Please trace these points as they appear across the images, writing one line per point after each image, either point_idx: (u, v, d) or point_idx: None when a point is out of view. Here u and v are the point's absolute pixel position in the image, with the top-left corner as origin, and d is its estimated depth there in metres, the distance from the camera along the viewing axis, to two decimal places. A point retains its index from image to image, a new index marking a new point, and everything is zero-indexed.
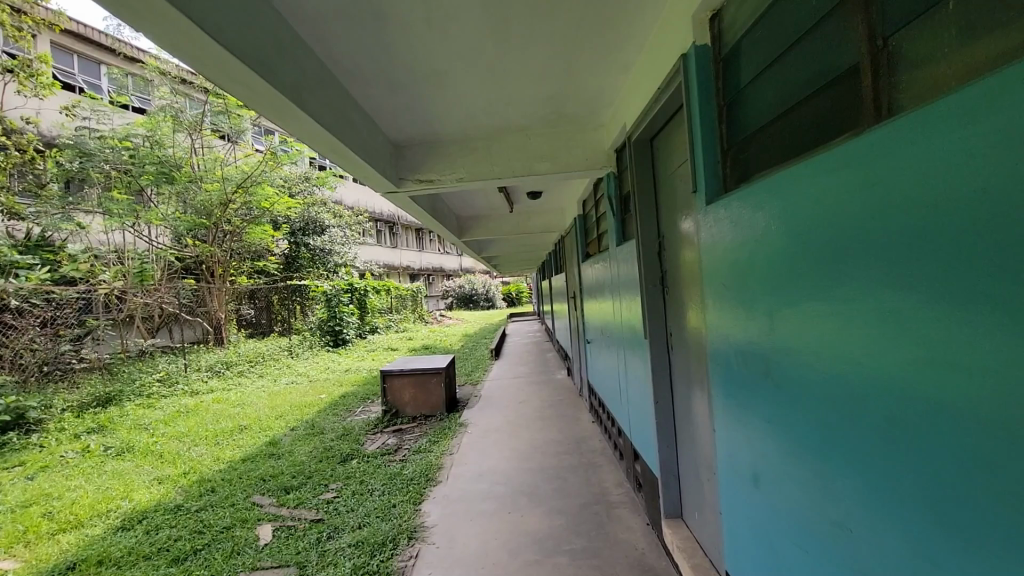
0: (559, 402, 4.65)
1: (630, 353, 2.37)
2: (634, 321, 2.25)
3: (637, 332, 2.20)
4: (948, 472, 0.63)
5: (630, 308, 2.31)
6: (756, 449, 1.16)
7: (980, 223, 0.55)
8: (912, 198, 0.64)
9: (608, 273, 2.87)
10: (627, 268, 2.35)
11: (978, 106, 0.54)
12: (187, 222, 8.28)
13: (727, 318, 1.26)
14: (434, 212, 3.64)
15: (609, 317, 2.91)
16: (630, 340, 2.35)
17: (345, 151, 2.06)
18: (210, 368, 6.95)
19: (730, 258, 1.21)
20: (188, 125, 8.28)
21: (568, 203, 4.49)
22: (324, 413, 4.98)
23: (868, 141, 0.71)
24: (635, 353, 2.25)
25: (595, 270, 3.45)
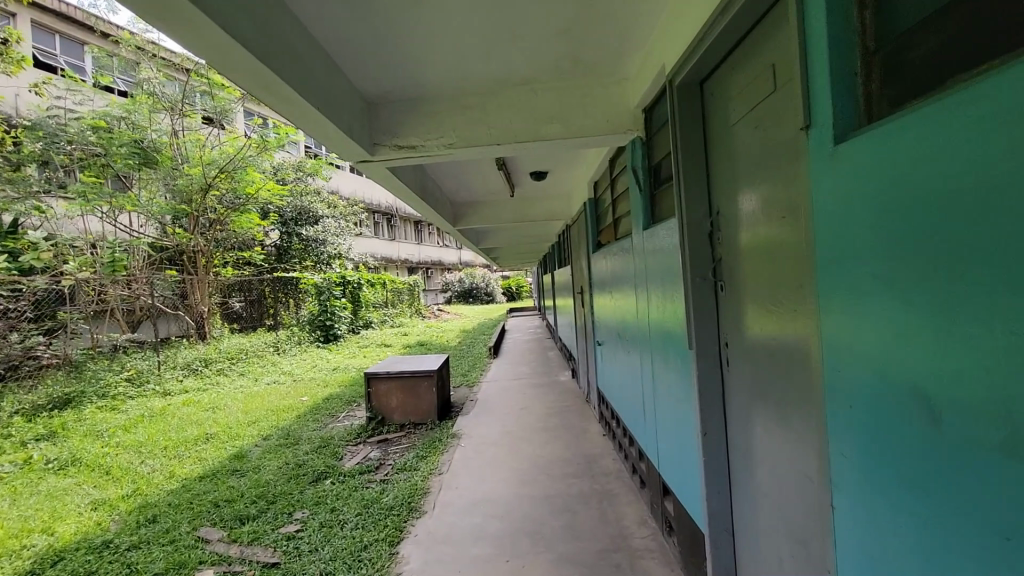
0: (564, 409, 4.17)
1: (661, 365, 1.87)
2: (669, 324, 1.74)
3: (675, 340, 1.67)
4: (956, 475, 0.61)
5: (662, 307, 1.81)
6: (907, 550, 0.71)
7: (986, 217, 0.54)
8: (919, 198, 0.63)
9: (630, 264, 2.37)
10: (660, 256, 1.83)
11: (986, 99, 0.54)
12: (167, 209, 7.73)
13: (856, 332, 0.79)
14: (422, 192, 3.13)
15: (629, 317, 2.42)
16: (661, 347, 1.86)
17: (296, 99, 1.54)
18: (187, 366, 6.45)
19: (873, 230, 0.73)
20: (168, 105, 7.72)
21: (575, 187, 3.99)
22: (303, 418, 4.51)
23: (878, 143, 0.70)
24: (670, 365, 1.75)
25: (609, 261, 2.96)
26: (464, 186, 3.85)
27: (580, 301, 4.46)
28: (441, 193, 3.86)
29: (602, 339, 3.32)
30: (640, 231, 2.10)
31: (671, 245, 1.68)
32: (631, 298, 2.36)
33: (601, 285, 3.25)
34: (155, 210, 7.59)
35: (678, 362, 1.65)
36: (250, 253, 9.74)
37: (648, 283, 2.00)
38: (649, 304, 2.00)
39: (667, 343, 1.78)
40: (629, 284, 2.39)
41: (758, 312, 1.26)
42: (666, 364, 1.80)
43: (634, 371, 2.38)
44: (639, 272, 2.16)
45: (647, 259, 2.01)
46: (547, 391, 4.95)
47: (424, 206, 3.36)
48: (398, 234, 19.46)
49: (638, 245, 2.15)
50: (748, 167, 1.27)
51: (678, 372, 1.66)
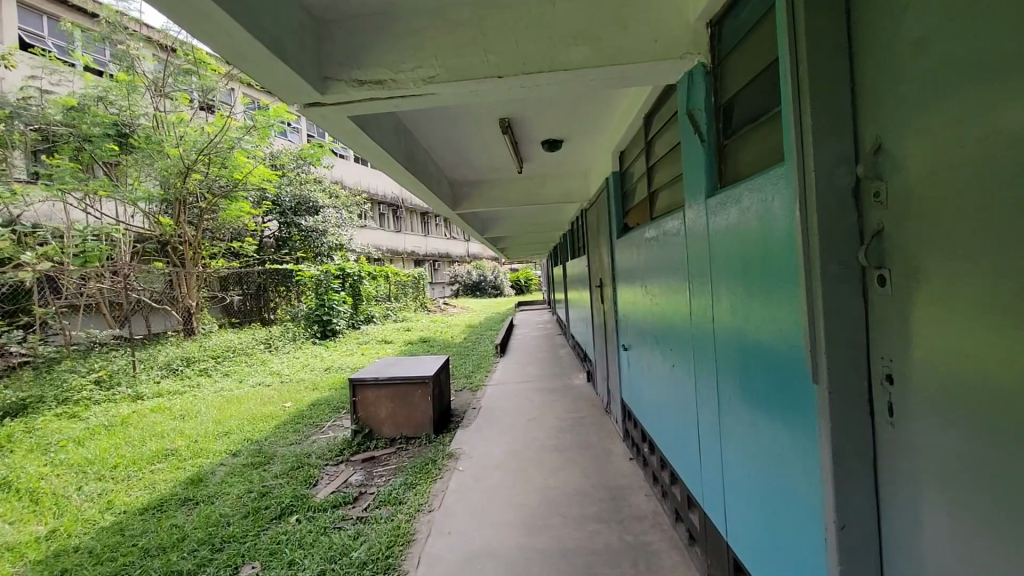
0: (580, 421, 3.60)
1: (742, 394, 1.26)
2: (761, 331, 1.12)
3: (777, 358, 1.06)
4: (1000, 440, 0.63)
5: (749, 310, 1.19)
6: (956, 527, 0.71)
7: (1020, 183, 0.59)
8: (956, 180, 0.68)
9: (676, 246, 1.75)
10: (740, 226, 1.21)
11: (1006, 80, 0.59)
12: (146, 196, 7.14)
13: None
14: (407, 161, 2.56)
15: (676, 317, 1.81)
16: (743, 369, 1.25)
17: None
18: (167, 366, 5.90)
19: None
20: (149, 83, 7.06)
21: (595, 161, 3.38)
22: (282, 429, 3.96)
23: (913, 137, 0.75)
24: (764, 397, 1.14)
25: (641, 244, 2.35)
26: (463, 157, 3.25)
27: (598, 295, 3.86)
28: (434, 166, 3.29)
29: (630, 343, 2.73)
30: (698, 200, 1.49)
31: (767, 213, 1.07)
32: (679, 292, 1.74)
33: (629, 276, 2.65)
34: (134, 196, 6.97)
35: (786, 400, 1.04)
36: (242, 244, 9.19)
37: (716, 274, 1.38)
38: (718, 302, 1.38)
39: (758, 365, 1.16)
40: (676, 274, 1.76)
41: (972, 325, 0.67)
42: (751, 392, 1.20)
43: (682, 393, 1.78)
44: (696, 256, 1.53)
45: (712, 238, 1.40)
46: (558, 398, 4.37)
47: (411, 180, 2.80)
48: (405, 226, 18.88)
49: (693, 220, 1.53)
50: (952, 57, 0.67)
51: (786, 412, 1.04)
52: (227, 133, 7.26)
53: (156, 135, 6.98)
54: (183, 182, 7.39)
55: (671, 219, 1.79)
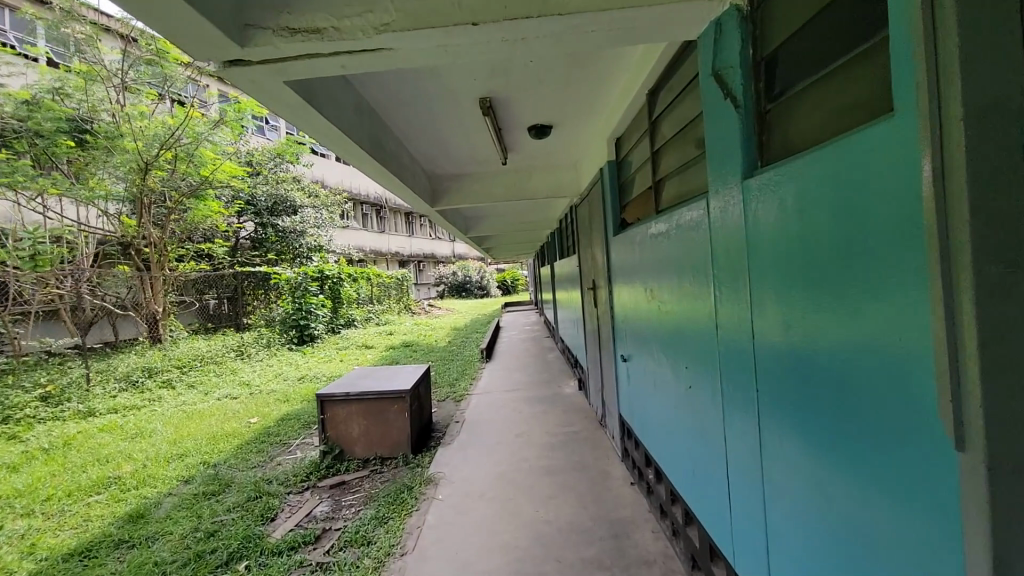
0: (572, 437, 3.28)
1: (809, 435, 0.95)
2: (845, 351, 0.82)
3: (881, 393, 0.74)
4: None
5: (825, 324, 0.87)
6: None
7: None
8: None
9: (696, 241, 1.43)
10: (805, 210, 0.90)
11: None
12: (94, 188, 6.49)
13: None
14: (373, 148, 2.22)
15: (695, 327, 1.49)
16: (812, 403, 0.93)
17: None
18: (126, 378, 5.46)
19: None
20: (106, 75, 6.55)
21: (589, 151, 3.06)
22: (244, 449, 3.59)
23: None
24: (853, 445, 0.82)
25: (645, 240, 2.03)
26: (440, 146, 2.92)
27: (591, 297, 3.55)
28: (408, 157, 2.95)
29: (631, 353, 2.41)
30: (730, 182, 1.17)
31: (853, 189, 0.76)
32: (700, 297, 1.42)
33: (629, 277, 2.34)
34: (92, 195, 6.49)
35: (898, 454, 0.72)
36: (213, 246, 8.71)
37: (762, 276, 1.06)
38: (766, 311, 1.06)
39: (841, 400, 0.84)
40: (696, 275, 1.44)
41: None
42: (825, 432, 0.90)
43: (704, 420, 1.47)
44: (728, 253, 1.21)
45: (755, 229, 1.08)
46: (547, 409, 4.06)
47: (380, 170, 2.47)
48: (388, 226, 18.44)
49: (724, 205, 1.21)
50: None
51: (898, 472, 0.72)
52: (191, 127, 6.76)
53: (116, 131, 6.45)
54: (144, 180, 6.78)
55: (688, 209, 1.47)
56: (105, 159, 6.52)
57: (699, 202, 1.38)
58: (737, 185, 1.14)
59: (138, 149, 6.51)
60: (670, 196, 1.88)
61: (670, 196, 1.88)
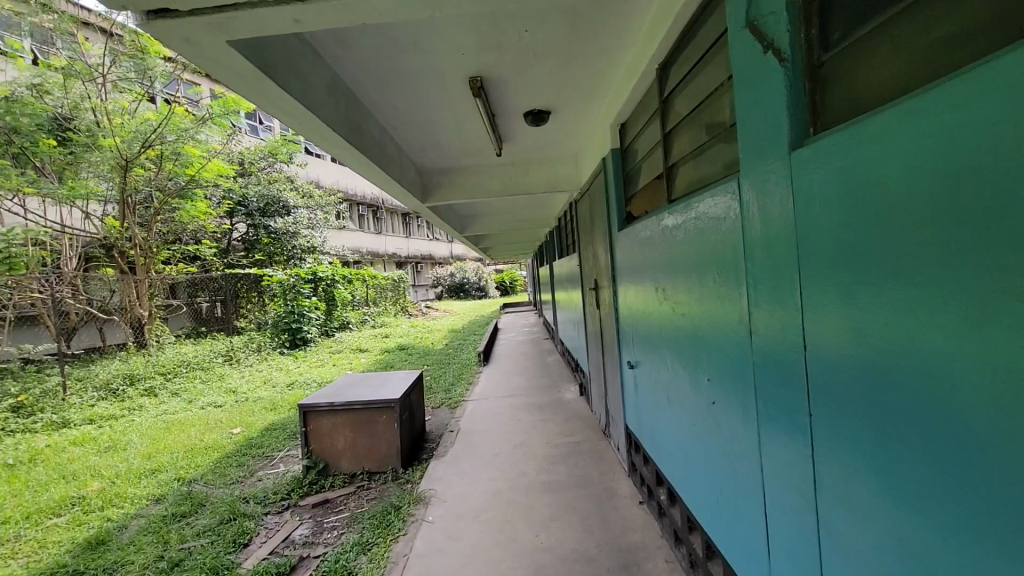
0: (574, 448, 3.07)
1: (886, 475, 0.74)
2: (942, 364, 0.62)
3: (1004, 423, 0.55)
4: None
5: (912, 333, 0.67)
6: None
7: None
8: None
9: (722, 235, 1.22)
10: (876, 182, 0.70)
11: None
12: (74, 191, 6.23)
13: None
14: (349, 130, 2.01)
15: (719, 334, 1.28)
16: (890, 436, 0.73)
17: None
18: (106, 386, 5.21)
19: None
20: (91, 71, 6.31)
21: (590, 141, 2.85)
22: (224, 463, 3.36)
23: None
24: (956, 489, 0.62)
25: (653, 235, 1.82)
26: (428, 134, 2.70)
27: (592, 298, 3.33)
28: (392, 146, 2.73)
29: (639, 359, 2.19)
30: (772, 155, 0.95)
31: (956, 148, 0.57)
32: (727, 299, 1.21)
33: (636, 277, 2.13)
34: (73, 194, 6.24)
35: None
36: (201, 247, 8.46)
37: (818, 273, 0.85)
38: (821, 317, 0.85)
39: (944, 436, 0.63)
40: (722, 273, 1.23)
41: None
42: (907, 468, 0.70)
43: (733, 444, 1.26)
44: (767, 247, 1.00)
45: (805, 214, 0.87)
46: (548, 416, 3.83)
47: (360, 157, 2.25)
48: (385, 227, 18.20)
49: (762, 187, 1.00)
50: None
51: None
52: (174, 123, 6.49)
53: (96, 127, 6.22)
54: (124, 178, 6.55)
55: (712, 193, 1.26)
56: (88, 158, 6.29)
57: (728, 183, 1.16)
58: (780, 161, 0.93)
59: (115, 146, 6.28)
60: (688, 183, 1.66)
61: (688, 182, 1.66)
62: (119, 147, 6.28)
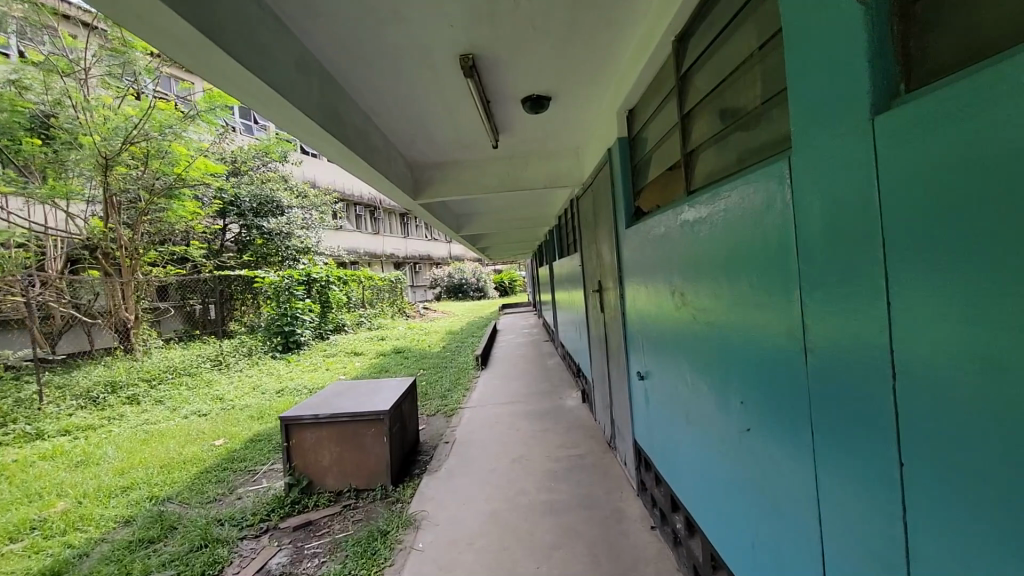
0: (577, 463, 2.85)
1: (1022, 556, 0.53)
2: None
3: None
4: None
5: None
6: None
7: None
8: None
9: (762, 232, 1.01)
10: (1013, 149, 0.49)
11: None
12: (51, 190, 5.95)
13: None
14: (324, 115, 1.79)
15: (757, 350, 1.07)
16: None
17: None
18: (87, 394, 5.00)
19: None
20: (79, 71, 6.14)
21: (594, 131, 2.63)
22: (202, 478, 3.15)
23: None
24: None
25: (669, 233, 1.61)
26: (417, 123, 2.48)
27: (596, 301, 3.12)
28: (379, 137, 2.51)
29: (649, 369, 1.98)
30: (841, 124, 0.74)
31: None
32: (769, 307, 1.00)
33: (647, 279, 1.92)
34: (53, 194, 6.01)
35: None
36: (189, 249, 8.21)
37: (906, 279, 0.64)
38: (910, 337, 0.64)
39: None
40: (762, 277, 1.02)
41: None
42: None
43: (775, 480, 1.05)
44: (831, 244, 0.79)
45: (889, 201, 0.66)
46: (549, 425, 3.62)
47: (341, 148, 2.04)
48: (382, 227, 17.97)
49: (823, 169, 0.78)
50: None
51: None
52: (157, 119, 6.23)
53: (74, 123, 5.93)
54: (105, 176, 6.32)
55: (749, 178, 1.04)
56: (68, 159, 6.06)
57: (772, 165, 0.95)
58: (851, 133, 0.71)
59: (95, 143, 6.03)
60: (711, 171, 1.44)
61: (711, 169, 1.44)
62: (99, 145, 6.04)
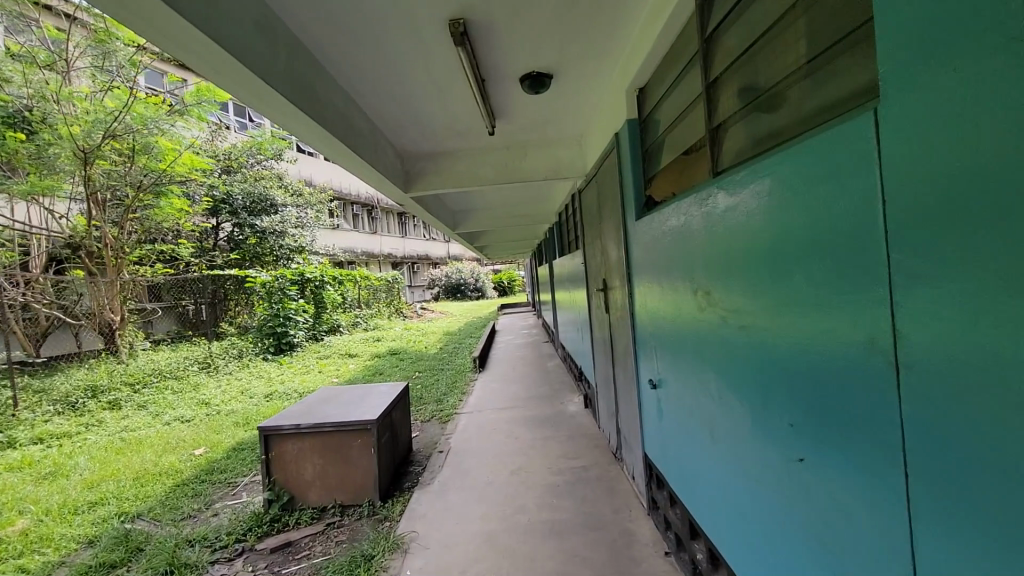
0: (581, 475, 2.64)
1: None
2: None
3: None
4: None
5: None
6: None
7: None
8: None
9: (817, 217, 0.82)
10: None
11: None
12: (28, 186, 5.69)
13: None
14: (293, 88, 1.58)
15: (808, 362, 0.88)
16: None
17: None
18: (66, 399, 4.78)
19: None
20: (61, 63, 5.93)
21: (600, 116, 2.42)
22: (177, 492, 2.93)
23: None
24: None
25: (686, 225, 1.41)
26: (406, 105, 2.27)
27: (599, 300, 2.90)
28: (365, 121, 2.31)
29: (663, 377, 1.77)
30: (951, 59, 0.55)
31: None
32: (825, 310, 0.81)
33: (659, 278, 1.71)
34: (33, 189, 5.78)
35: None
36: (177, 247, 7.97)
37: None
38: None
39: None
40: (817, 273, 0.82)
41: None
42: None
43: (834, 522, 0.85)
44: (924, 222, 0.60)
45: None
46: (550, 433, 3.39)
47: (318, 131, 1.83)
48: (379, 226, 17.75)
49: (918, 122, 0.59)
50: None
51: None
52: (136, 111, 5.93)
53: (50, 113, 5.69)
54: (85, 170, 6.06)
55: (803, 147, 0.84)
56: (48, 150, 5.75)
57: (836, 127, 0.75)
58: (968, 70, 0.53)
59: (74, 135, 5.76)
60: (744, 145, 1.23)
61: (744, 144, 1.23)
62: (78, 137, 5.79)
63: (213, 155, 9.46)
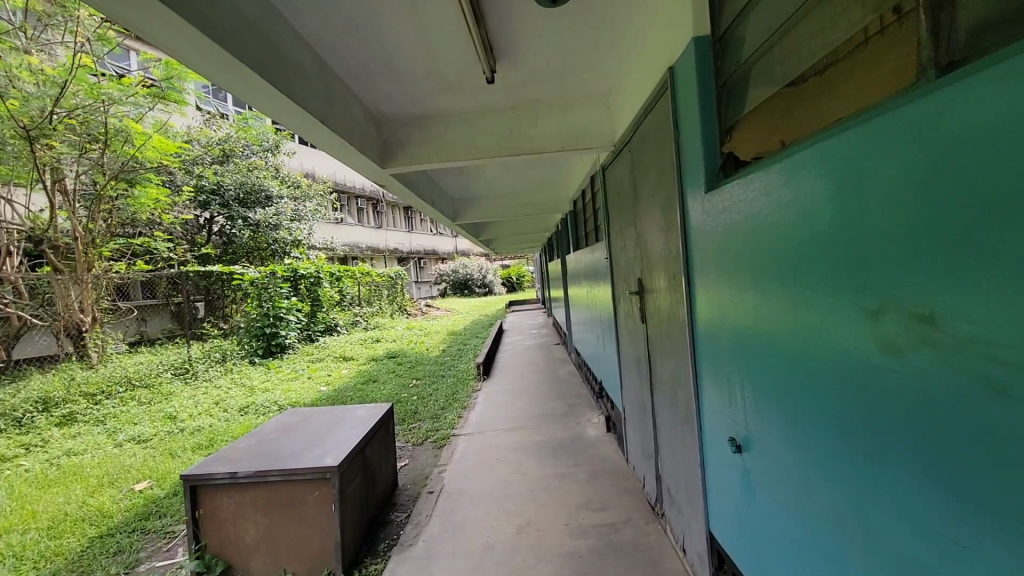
0: (607, 540, 2.00)
1: None
2: None
3: None
4: None
5: None
6: None
7: None
8: None
9: (857, 222, 0.75)
10: None
11: None
12: None
13: None
14: None
15: (863, 383, 0.77)
16: None
17: None
18: (13, 413, 4.21)
19: None
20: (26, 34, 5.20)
21: (642, 60, 1.77)
22: (95, 546, 2.34)
23: None
24: None
25: (812, 200, 0.86)
26: (362, 33, 1.59)
27: (632, 306, 2.24)
28: (307, 53, 1.64)
29: (752, 435, 1.17)
30: None
31: None
32: (862, 322, 0.75)
33: (750, 286, 1.12)
34: None
35: None
36: (156, 241, 7.37)
37: None
38: None
39: None
40: (856, 282, 0.76)
41: None
42: None
43: (867, 545, 0.81)
44: None
45: None
46: (567, 470, 2.73)
47: (210, 49, 1.20)
48: (384, 220, 17.14)
49: None
50: None
51: None
52: (82, 79, 5.04)
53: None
54: (32, 152, 5.22)
55: None
56: None
57: None
58: (1005, 72, 0.50)
59: (14, 109, 4.84)
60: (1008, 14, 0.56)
61: (1003, 15, 0.57)
62: (18, 111, 4.87)
63: (203, 143, 8.86)
